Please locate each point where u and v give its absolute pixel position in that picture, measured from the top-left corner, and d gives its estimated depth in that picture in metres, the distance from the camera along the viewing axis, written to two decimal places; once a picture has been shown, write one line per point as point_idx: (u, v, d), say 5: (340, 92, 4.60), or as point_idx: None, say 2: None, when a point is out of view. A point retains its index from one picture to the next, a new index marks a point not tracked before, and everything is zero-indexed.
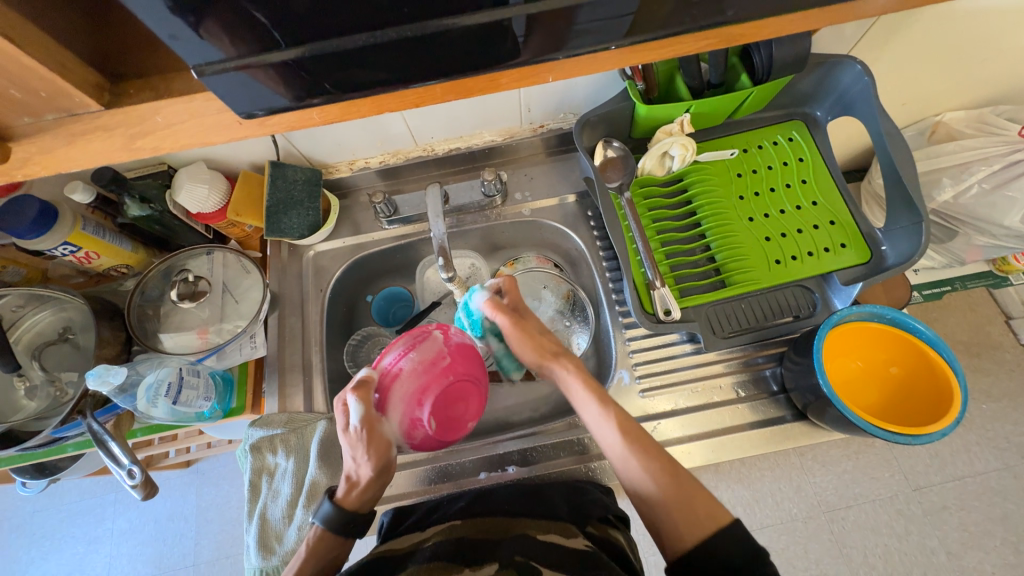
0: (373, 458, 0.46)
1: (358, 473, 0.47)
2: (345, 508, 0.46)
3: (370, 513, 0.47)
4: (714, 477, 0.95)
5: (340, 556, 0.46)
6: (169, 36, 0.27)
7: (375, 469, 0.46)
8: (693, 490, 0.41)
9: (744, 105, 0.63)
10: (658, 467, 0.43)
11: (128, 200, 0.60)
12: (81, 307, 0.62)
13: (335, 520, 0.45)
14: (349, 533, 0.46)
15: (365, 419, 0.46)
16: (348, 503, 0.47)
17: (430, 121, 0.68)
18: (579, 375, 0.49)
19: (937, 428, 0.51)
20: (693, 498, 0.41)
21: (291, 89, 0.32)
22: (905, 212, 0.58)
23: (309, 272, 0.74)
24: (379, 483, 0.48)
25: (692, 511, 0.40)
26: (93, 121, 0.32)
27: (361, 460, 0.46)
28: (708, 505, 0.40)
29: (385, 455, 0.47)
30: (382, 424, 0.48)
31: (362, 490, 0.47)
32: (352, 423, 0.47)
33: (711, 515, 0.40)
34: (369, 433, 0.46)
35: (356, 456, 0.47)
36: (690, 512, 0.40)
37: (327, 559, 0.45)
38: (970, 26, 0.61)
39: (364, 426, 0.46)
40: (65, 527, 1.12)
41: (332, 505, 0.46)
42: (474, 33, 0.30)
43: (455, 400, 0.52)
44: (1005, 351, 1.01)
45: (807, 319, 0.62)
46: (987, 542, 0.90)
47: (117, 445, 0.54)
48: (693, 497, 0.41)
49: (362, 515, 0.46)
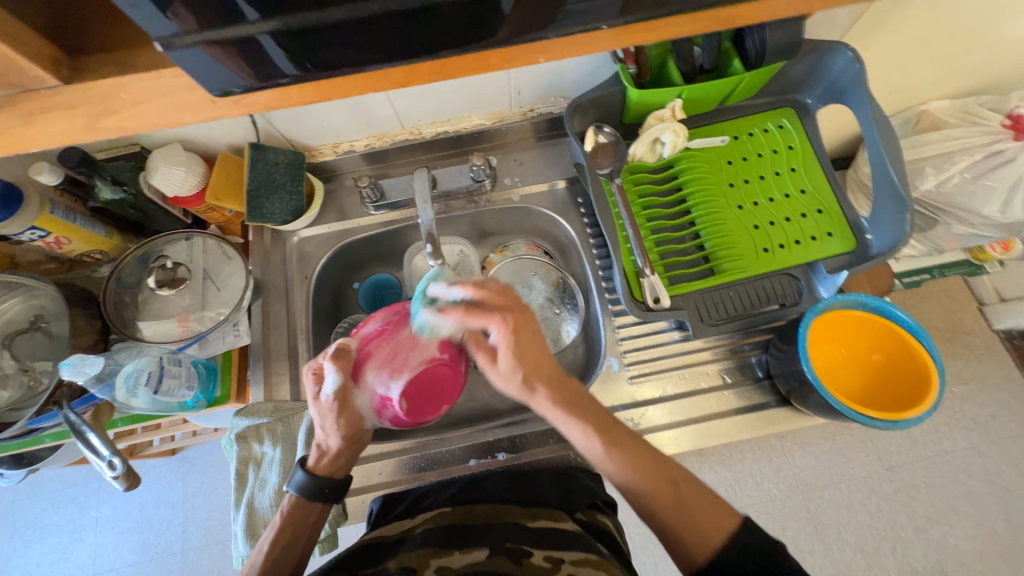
0: (343, 427, 0.50)
1: (328, 442, 0.51)
2: (317, 475, 0.50)
3: (342, 480, 0.52)
4: (698, 458, 0.97)
5: (317, 521, 0.50)
6: (130, 6, 0.25)
7: (342, 438, 0.51)
8: (696, 505, 0.43)
9: (735, 91, 0.62)
10: (662, 488, 0.44)
11: (99, 182, 0.58)
12: (52, 294, 0.60)
13: (307, 487, 0.50)
14: (322, 500, 0.50)
15: (340, 391, 0.49)
16: (320, 471, 0.51)
17: (417, 102, 0.66)
18: (555, 410, 0.46)
19: (915, 413, 0.53)
20: (698, 513, 0.43)
21: (269, 66, 0.31)
22: (890, 201, 0.58)
23: (293, 258, 0.72)
24: (349, 453, 0.52)
25: (698, 525, 0.42)
26: (51, 99, 0.30)
27: (329, 429, 0.50)
28: (715, 517, 0.43)
29: (355, 425, 0.51)
30: (353, 397, 0.51)
31: (332, 458, 0.51)
32: (325, 393, 0.50)
33: (716, 526, 0.42)
34: (342, 403, 0.50)
35: (326, 425, 0.50)
36: (694, 529, 0.42)
37: (300, 527, 0.49)
38: (959, 15, 0.61)
39: (337, 398, 0.49)
40: (47, 516, 1.10)
41: (304, 474, 0.50)
42: (461, 11, 0.29)
43: (428, 387, 0.53)
44: (977, 336, 1.05)
45: (792, 307, 0.63)
46: (953, 517, 0.94)
47: (96, 436, 0.52)
48: (697, 511, 0.43)
49: (335, 483, 0.51)
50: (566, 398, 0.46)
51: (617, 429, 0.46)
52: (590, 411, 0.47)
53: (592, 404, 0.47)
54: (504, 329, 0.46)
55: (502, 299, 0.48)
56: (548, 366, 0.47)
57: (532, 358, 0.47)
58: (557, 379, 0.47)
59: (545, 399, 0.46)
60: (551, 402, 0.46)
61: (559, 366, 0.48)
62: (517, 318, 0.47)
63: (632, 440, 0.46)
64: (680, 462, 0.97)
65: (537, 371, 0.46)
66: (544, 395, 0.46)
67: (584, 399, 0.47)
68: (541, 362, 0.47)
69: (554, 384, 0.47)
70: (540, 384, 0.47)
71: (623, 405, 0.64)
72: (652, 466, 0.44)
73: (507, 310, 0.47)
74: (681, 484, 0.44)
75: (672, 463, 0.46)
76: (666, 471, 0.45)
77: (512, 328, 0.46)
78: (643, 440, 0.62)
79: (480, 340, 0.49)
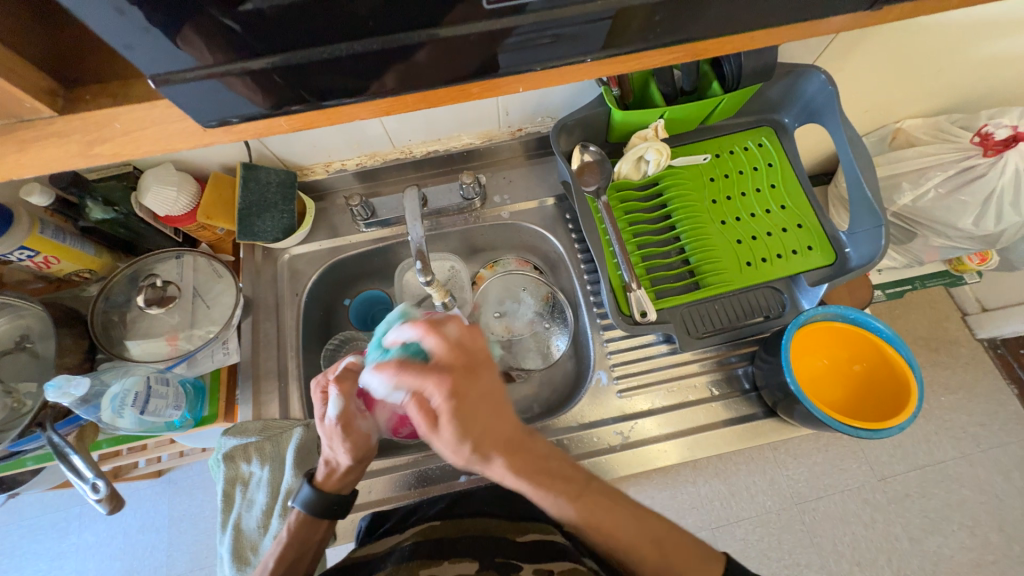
0: (353, 450, 0.49)
1: (337, 460, 0.50)
2: (325, 491, 0.50)
3: (348, 496, 0.51)
4: (692, 471, 0.97)
5: (320, 538, 0.50)
6: (127, 45, 0.27)
7: (352, 459, 0.50)
8: (679, 559, 0.44)
9: (715, 112, 0.65)
10: (645, 547, 0.44)
11: (91, 203, 0.59)
12: (40, 314, 0.59)
13: (314, 503, 0.49)
14: (328, 515, 0.50)
15: (343, 414, 0.48)
16: (328, 486, 0.51)
17: (409, 124, 0.67)
18: (514, 478, 0.42)
19: (896, 422, 0.54)
20: (682, 569, 0.43)
21: (264, 97, 0.32)
22: (866, 216, 0.60)
23: (284, 275, 0.73)
24: (358, 468, 0.52)
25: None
26: (47, 128, 0.31)
27: (338, 449, 0.49)
28: (699, 569, 0.43)
29: (365, 448, 0.50)
30: (359, 418, 0.50)
31: (340, 476, 0.51)
32: (329, 416, 0.49)
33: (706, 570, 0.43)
34: (347, 427, 0.49)
35: (334, 445, 0.49)
36: None
37: (307, 542, 0.49)
38: (925, 40, 0.64)
39: (342, 420, 0.48)
40: (25, 543, 1.07)
41: (311, 489, 0.50)
42: (451, 45, 0.31)
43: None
44: (961, 345, 1.07)
45: (776, 319, 0.65)
46: (947, 527, 0.94)
47: (79, 458, 0.52)
48: (680, 569, 0.43)
49: (342, 498, 0.50)
50: (530, 468, 0.43)
51: (592, 490, 0.45)
52: (558, 474, 0.44)
53: (560, 465, 0.44)
54: (445, 393, 0.39)
55: (445, 352, 0.41)
56: (502, 432, 0.42)
57: (483, 418, 0.41)
58: (516, 444, 0.42)
59: (500, 467, 0.42)
60: (510, 470, 0.42)
61: (519, 430, 0.43)
62: (456, 380, 0.40)
63: (609, 501, 0.45)
64: (675, 475, 0.97)
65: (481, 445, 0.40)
66: (499, 464, 0.42)
67: (551, 461, 0.44)
68: (493, 427, 0.41)
69: (510, 452, 0.42)
70: (495, 454, 0.41)
71: (612, 418, 0.65)
72: (636, 525, 0.44)
73: (455, 368, 0.41)
74: (666, 541, 0.44)
75: (656, 519, 0.46)
76: (650, 530, 0.45)
77: (451, 390, 0.40)
78: (633, 453, 0.63)
79: (418, 403, 0.40)
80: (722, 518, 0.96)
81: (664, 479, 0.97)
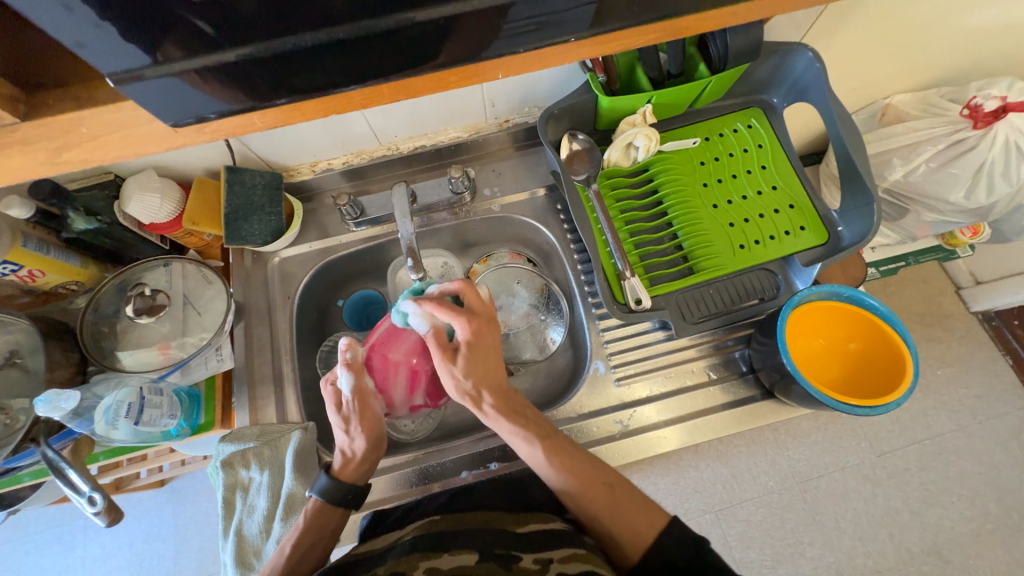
0: (366, 430, 0.51)
1: (352, 448, 0.52)
2: (342, 480, 0.51)
3: (364, 487, 0.52)
4: (695, 456, 0.97)
5: (336, 527, 0.50)
6: (78, 42, 0.25)
7: (367, 443, 0.51)
8: (631, 505, 0.47)
9: (703, 94, 0.64)
10: (600, 491, 0.47)
11: (73, 214, 0.57)
12: (28, 328, 0.58)
13: (330, 492, 0.50)
14: (346, 506, 0.50)
15: (358, 387, 0.51)
16: (344, 476, 0.51)
17: (393, 119, 0.66)
18: (501, 420, 0.50)
19: (893, 397, 0.54)
20: (631, 515, 0.46)
21: (235, 91, 0.31)
22: (859, 193, 0.60)
23: (275, 279, 0.72)
24: (373, 459, 0.52)
25: (630, 525, 0.46)
26: (9, 135, 0.30)
27: (354, 433, 0.52)
28: (647, 517, 0.46)
29: (377, 427, 0.52)
30: (370, 397, 0.53)
31: (357, 464, 0.51)
32: (346, 395, 0.52)
33: (652, 525, 0.45)
34: (362, 403, 0.52)
35: (350, 431, 0.52)
36: (629, 527, 0.46)
37: (322, 530, 0.49)
38: (913, 12, 0.63)
39: (356, 396, 0.51)
40: (31, 558, 1.07)
41: (328, 478, 0.50)
42: (426, 30, 0.30)
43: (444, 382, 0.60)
44: (956, 319, 1.08)
45: (771, 301, 0.65)
46: (946, 499, 0.95)
47: (76, 472, 0.51)
48: (631, 512, 0.46)
49: (357, 488, 0.51)
50: (516, 407, 0.51)
51: (557, 437, 0.50)
52: (532, 420, 0.51)
53: (536, 415, 0.52)
54: (466, 331, 0.49)
55: (473, 303, 0.52)
56: (498, 378, 0.51)
57: (486, 363, 0.51)
58: (506, 391, 0.51)
59: (490, 408, 0.50)
60: (496, 410, 0.50)
61: (508, 382, 0.52)
62: (481, 323, 0.51)
63: (572, 449, 0.50)
64: (677, 460, 0.97)
65: (479, 365, 0.50)
66: (490, 407, 0.50)
67: (529, 411, 0.52)
68: (493, 375, 0.51)
69: (501, 396, 0.51)
70: (490, 394, 0.50)
71: (611, 407, 0.65)
72: (591, 470, 0.48)
73: (479, 317, 0.51)
74: (617, 486, 0.48)
75: (611, 468, 0.50)
76: (604, 475, 0.48)
77: (474, 332, 0.50)
78: (634, 441, 0.63)
79: (441, 335, 0.50)
80: (725, 501, 0.96)
81: (667, 464, 0.97)
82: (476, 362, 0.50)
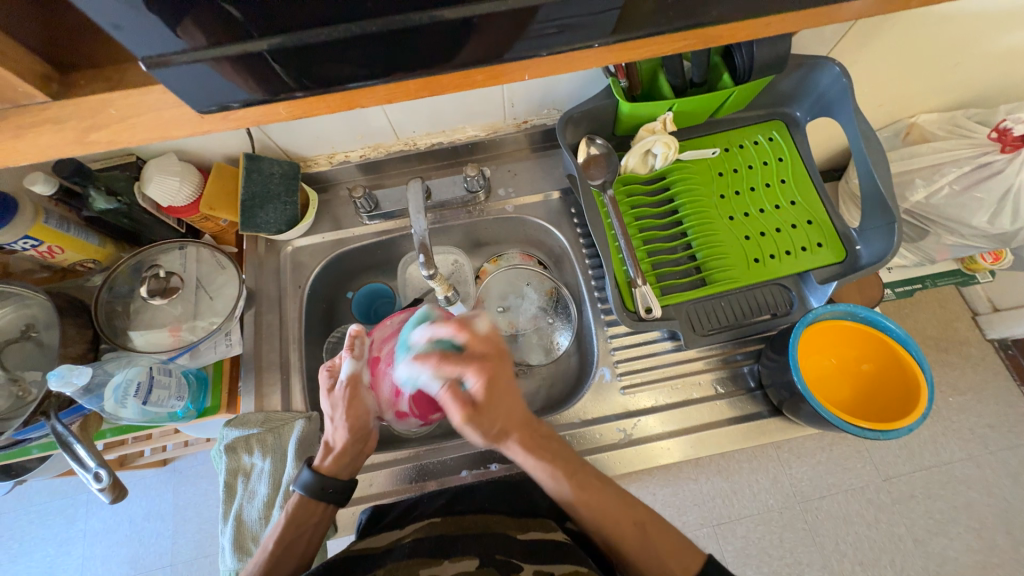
0: (349, 421, 0.53)
1: (335, 438, 0.53)
2: (324, 474, 0.52)
3: (347, 481, 0.52)
4: (695, 469, 0.96)
5: (320, 521, 0.51)
6: (112, 25, 0.26)
7: (348, 434, 0.53)
8: (662, 544, 0.46)
9: (725, 104, 0.63)
10: (629, 528, 0.46)
11: (93, 193, 0.58)
12: (45, 303, 0.59)
13: (312, 486, 0.51)
14: (327, 500, 0.51)
15: (351, 376, 0.54)
16: (327, 470, 0.52)
17: (412, 115, 0.66)
18: (527, 457, 0.49)
19: (906, 423, 0.53)
20: (663, 554, 0.45)
21: (263, 80, 0.31)
22: (879, 213, 0.59)
23: (286, 267, 0.73)
24: (355, 451, 0.54)
25: (660, 564, 0.45)
26: (40, 113, 0.31)
27: (338, 423, 0.53)
28: (679, 556, 0.45)
29: (361, 420, 0.53)
30: (362, 390, 0.55)
31: (337, 456, 0.53)
32: (339, 384, 0.54)
33: (683, 565, 0.44)
34: (352, 394, 0.54)
35: (335, 420, 0.54)
36: (659, 564, 0.45)
37: (304, 526, 0.50)
38: (946, 31, 0.62)
39: (349, 384, 0.54)
40: (34, 528, 1.09)
41: (311, 473, 0.51)
42: (454, 27, 0.30)
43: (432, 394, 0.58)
44: (971, 345, 1.05)
45: (783, 317, 0.64)
46: (951, 529, 0.93)
47: (83, 448, 0.52)
48: (663, 554, 0.45)
49: (339, 482, 0.51)
50: (537, 445, 0.50)
51: (584, 472, 0.49)
52: (559, 454, 0.50)
53: (561, 447, 0.51)
54: (480, 377, 0.49)
55: (478, 346, 0.51)
56: (517, 416, 0.50)
57: (507, 403, 0.50)
58: (527, 425, 0.51)
59: (516, 446, 0.50)
60: (523, 446, 0.49)
61: (530, 412, 0.52)
62: (492, 365, 0.50)
63: (602, 484, 0.49)
64: (677, 472, 0.96)
65: (505, 414, 0.50)
66: (516, 443, 0.50)
67: (554, 442, 0.51)
68: (512, 414, 0.50)
69: (524, 431, 0.50)
70: (514, 435, 0.50)
71: (615, 415, 0.64)
72: (621, 506, 0.47)
73: (484, 358, 0.51)
74: (648, 524, 0.47)
75: (641, 504, 0.48)
76: (635, 512, 0.47)
77: (488, 375, 0.50)
78: (638, 450, 0.62)
79: (458, 391, 0.49)
80: (724, 516, 0.95)
81: (666, 475, 0.95)
82: (497, 409, 0.49)
